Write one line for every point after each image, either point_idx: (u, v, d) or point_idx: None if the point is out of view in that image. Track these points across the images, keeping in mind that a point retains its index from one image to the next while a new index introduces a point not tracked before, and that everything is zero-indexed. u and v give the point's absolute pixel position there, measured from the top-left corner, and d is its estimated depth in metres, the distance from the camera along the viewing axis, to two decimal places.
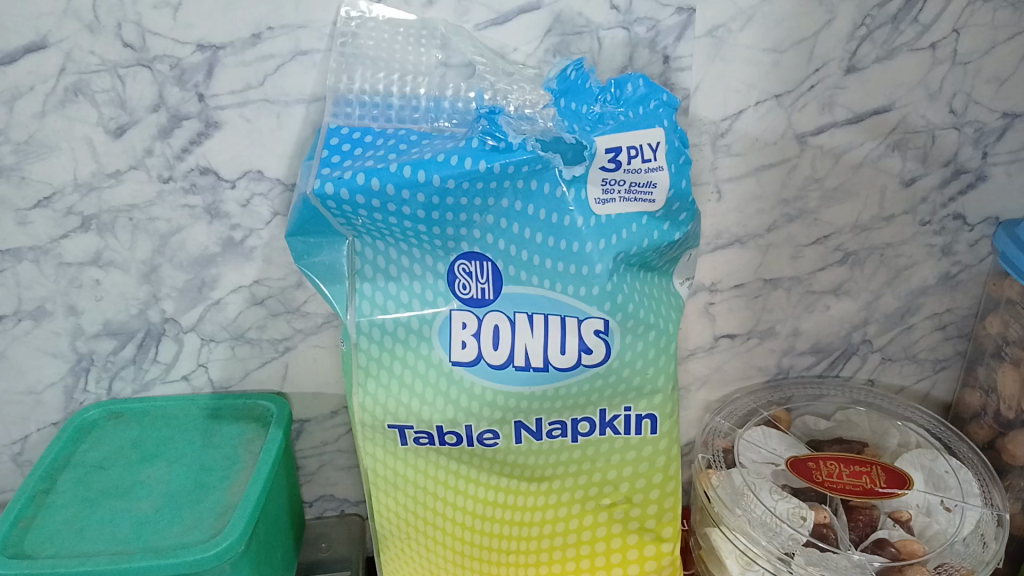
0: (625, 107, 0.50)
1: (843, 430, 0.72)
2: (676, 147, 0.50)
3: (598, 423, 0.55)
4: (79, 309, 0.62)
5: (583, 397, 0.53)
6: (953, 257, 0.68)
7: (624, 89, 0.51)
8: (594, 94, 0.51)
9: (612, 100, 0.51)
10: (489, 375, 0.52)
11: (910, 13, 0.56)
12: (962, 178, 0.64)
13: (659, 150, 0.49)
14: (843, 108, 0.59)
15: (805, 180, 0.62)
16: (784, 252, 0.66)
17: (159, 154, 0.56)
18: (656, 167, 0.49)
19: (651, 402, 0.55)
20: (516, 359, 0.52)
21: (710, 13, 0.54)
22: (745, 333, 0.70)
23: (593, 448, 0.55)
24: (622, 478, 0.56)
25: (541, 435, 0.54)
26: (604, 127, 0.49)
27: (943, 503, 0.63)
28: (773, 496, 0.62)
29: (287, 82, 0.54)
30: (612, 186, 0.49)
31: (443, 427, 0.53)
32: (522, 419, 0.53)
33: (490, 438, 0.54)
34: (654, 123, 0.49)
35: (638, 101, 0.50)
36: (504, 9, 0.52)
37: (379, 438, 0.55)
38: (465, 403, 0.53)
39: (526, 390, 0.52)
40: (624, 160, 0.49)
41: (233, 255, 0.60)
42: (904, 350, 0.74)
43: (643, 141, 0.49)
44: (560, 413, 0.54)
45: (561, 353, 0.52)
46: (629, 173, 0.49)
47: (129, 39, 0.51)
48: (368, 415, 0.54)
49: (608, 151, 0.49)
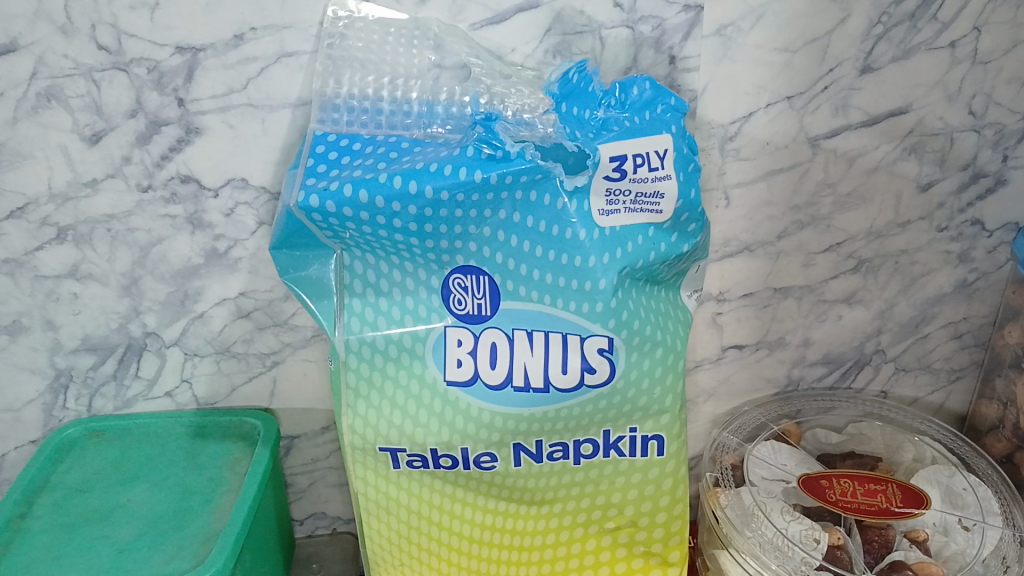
0: (630, 112, 0.48)
1: (856, 444, 0.69)
2: (684, 154, 0.47)
3: (602, 445, 0.52)
4: (57, 323, 0.59)
5: (585, 419, 0.50)
6: (970, 264, 0.65)
7: (629, 92, 0.48)
8: (598, 98, 0.48)
9: (616, 105, 0.48)
10: (485, 396, 0.49)
11: (929, 10, 0.53)
12: (981, 183, 0.61)
13: (666, 158, 0.46)
14: (858, 110, 0.56)
15: (818, 185, 0.59)
16: (794, 260, 0.63)
17: (138, 162, 0.53)
18: (663, 176, 0.46)
19: (657, 422, 0.52)
20: (515, 380, 0.49)
21: (719, 11, 0.51)
22: (754, 345, 0.67)
23: (596, 470, 0.53)
24: (626, 502, 0.54)
25: (541, 457, 0.51)
26: (609, 133, 0.47)
27: (961, 522, 0.60)
28: (785, 517, 0.59)
29: (271, 85, 0.51)
30: (618, 195, 0.46)
31: (438, 451, 0.51)
32: (521, 441, 0.50)
33: (488, 461, 0.51)
34: (660, 130, 0.46)
35: (644, 105, 0.48)
36: (501, 8, 0.49)
37: (371, 461, 0.52)
38: (461, 425, 0.50)
39: (526, 412, 0.49)
40: (630, 169, 0.46)
41: (217, 267, 0.57)
42: (918, 359, 0.71)
43: (649, 149, 0.46)
44: (563, 435, 0.51)
45: (563, 373, 0.48)
46: (635, 182, 0.46)
47: (104, 41, 0.48)
48: (358, 437, 0.51)
49: (612, 160, 0.46)
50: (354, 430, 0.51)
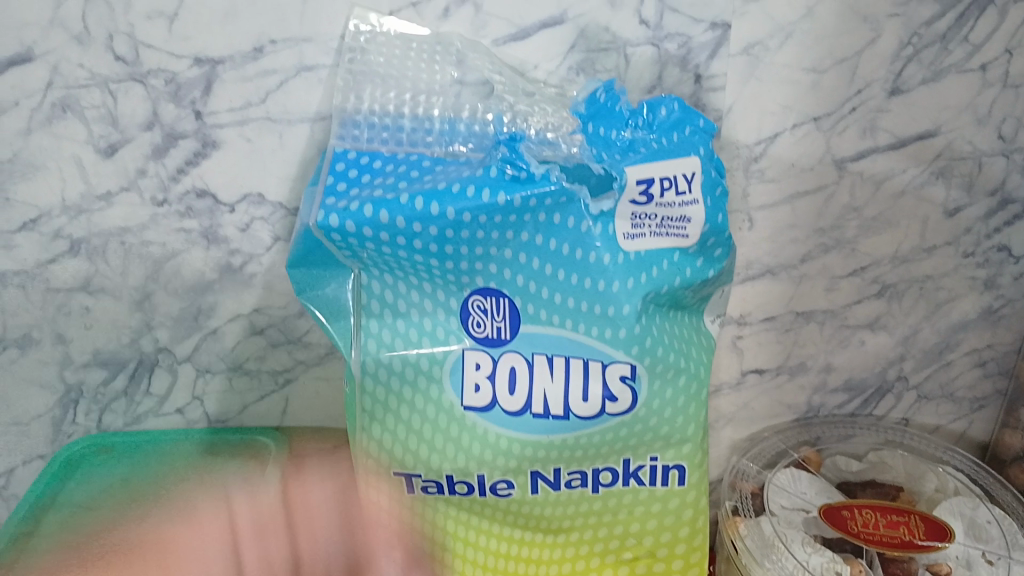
0: (657, 132, 0.47)
1: (876, 473, 0.67)
2: (712, 178, 0.46)
3: (622, 473, 0.50)
4: (68, 337, 0.58)
5: (605, 445, 0.49)
6: (996, 290, 0.64)
7: (657, 112, 0.47)
8: (626, 117, 0.47)
9: (644, 126, 0.47)
10: (503, 422, 0.48)
11: (960, 31, 0.52)
12: (1009, 209, 0.60)
13: (694, 181, 0.45)
14: (886, 132, 0.55)
15: (843, 209, 0.58)
16: (818, 285, 0.62)
17: (153, 175, 0.52)
18: (690, 200, 0.45)
19: (679, 451, 0.51)
20: (534, 407, 0.47)
21: (747, 29, 0.50)
22: (774, 369, 0.66)
23: (615, 499, 0.51)
24: (645, 533, 0.52)
25: (559, 484, 0.50)
26: (636, 155, 0.46)
27: (985, 556, 0.58)
28: (806, 548, 0.58)
29: (290, 99, 0.50)
30: (643, 220, 0.45)
31: (453, 477, 0.49)
32: (538, 468, 0.49)
33: (504, 488, 0.50)
34: (689, 151, 0.46)
35: (672, 126, 0.47)
36: (525, 24, 0.48)
37: (385, 486, 0.51)
38: (477, 451, 0.48)
39: (544, 438, 0.48)
40: (657, 192, 0.45)
41: (231, 282, 0.56)
42: (941, 387, 0.69)
43: (677, 171, 0.45)
44: (582, 462, 0.49)
45: (583, 401, 0.47)
46: (661, 206, 0.45)
47: (120, 52, 0.48)
48: (373, 460, 0.51)
49: (638, 183, 0.45)
50: (369, 454, 0.50)
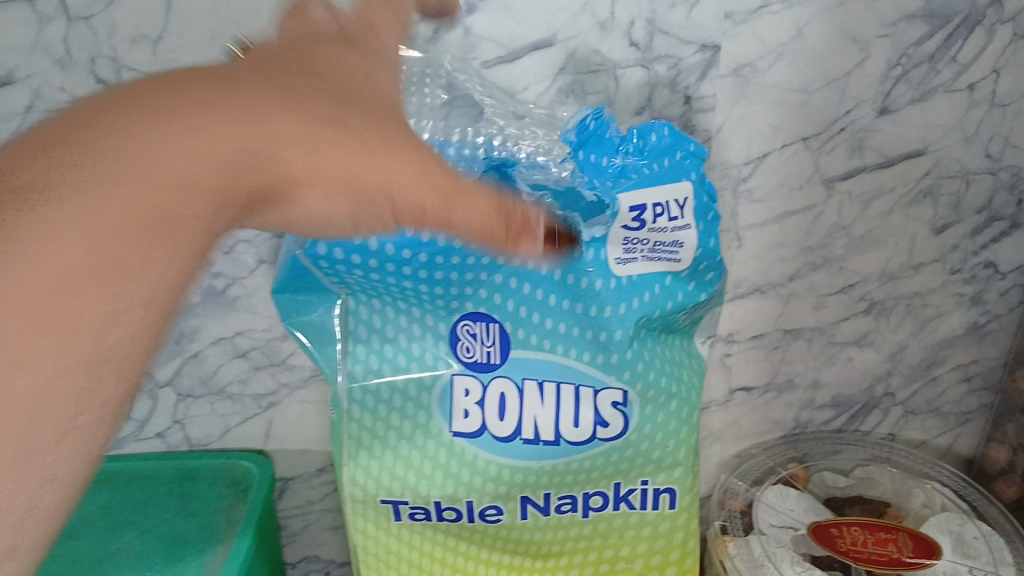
0: (648, 158, 0.45)
1: (863, 488, 0.67)
2: (704, 203, 0.45)
3: (613, 497, 0.50)
4: None
5: (594, 469, 0.49)
6: (982, 306, 0.64)
7: (648, 139, 0.45)
8: (616, 142, 0.45)
9: (635, 151, 0.45)
10: (494, 448, 0.48)
11: (949, 51, 0.51)
12: (995, 226, 0.60)
13: (686, 206, 0.45)
14: (874, 152, 0.55)
15: (832, 227, 0.58)
16: (806, 302, 0.62)
17: None
18: (683, 225, 0.45)
19: (670, 475, 0.50)
20: (524, 432, 0.48)
21: (737, 50, 0.49)
22: (762, 387, 0.66)
23: (605, 523, 0.51)
24: (635, 557, 0.52)
25: (549, 509, 0.50)
26: (627, 182, 0.45)
27: (973, 573, 0.58)
28: (796, 568, 0.58)
29: None
30: (635, 245, 0.45)
31: (442, 503, 0.49)
32: (529, 493, 0.49)
33: (493, 514, 0.50)
34: (681, 177, 0.45)
35: (663, 152, 0.45)
36: (515, 47, 0.48)
37: (372, 514, 0.50)
38: (467, 477, 0.48)
39: (535, 464, 0.48)
40: (649, 218, 0.45)
41: (212, 305, 0.55)
42: (928, 403, 0.70)
43: (670, 197, 0.45)
44: (572, 488, 0.49)
45: (574, 426, 0.47)
46: (654, 232, 0.45)
47: (101, 74, 0.46)
48: (359, 489, 0.49)
49: (632, 209, 0.45)
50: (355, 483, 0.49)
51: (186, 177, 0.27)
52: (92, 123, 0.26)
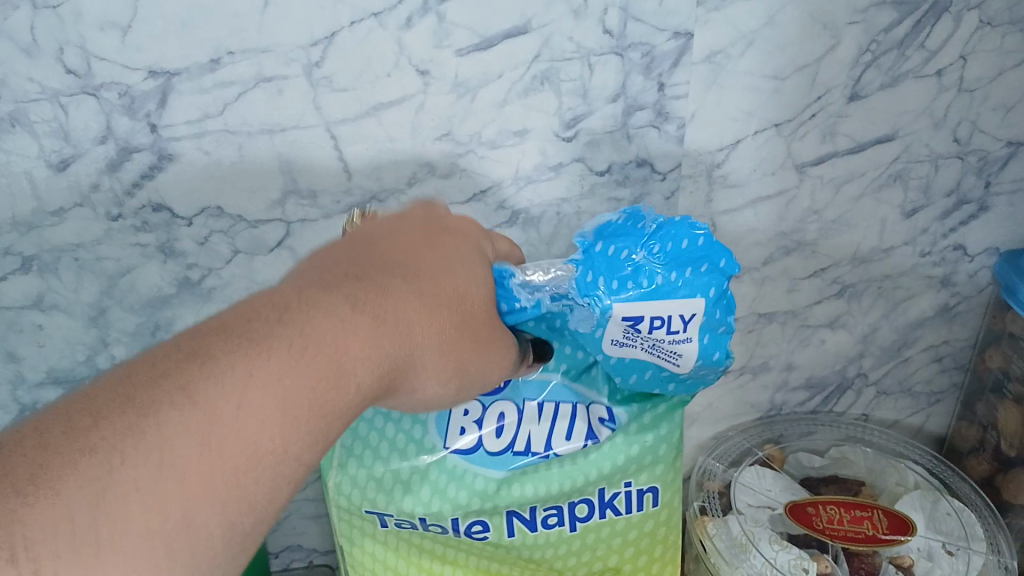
0: (668, 264, 0.38)
1: (838, 467, 0.69)
2: (713, 322, 0.39)
3: (598, 503, 0.52)
4: (20, 355, 0.57)
5: (572, 480, 0.51)
6: (952, 288, 0.65)
7: (677, 244, 0.39)
8: (643, 236, 0.39)
9: (661, 256, 0.38)
10: (485, 462, 0.51)
11: (917, 37, 0.52)
12: (964, 209, 0.61)
13: (691, 322, 0.39)
14: (845, 137, 0.56)
15: (804, 212, 0.59)
16: (779, 286, 0.62)
17: (107, 190, 0.50)
18: (683, 339, 0.39)
19: (652, 474, 0.52)
20: (517, 446, 0.51)
21: (709, 38, 0.50)
22: (738, 369, 0.67)
23: (593, 533, 0.52)
24: (624, 561, 0.54)
25: (534, 522, 0.52)
26: (637, 289, 0.38)
27: (946, 548, 0.60)
28: (774, 546, 0.59)
29: (248, 110, 0.49)
30: (631, 341, 0.40)
31: (427, 519, 0.51)
32: (514, 507, 0.51)
33: (480, 531, 0.51)
34: (689, 296, 0.38)
35: (684, 260, 0.39)
36: (489, 34, 0.48)
37: (358, 522, 0.52)
38: (453, 493, 0.51)
39: (520, 478, 0.51)
40: (645, 329, 0.39)
41: (189, 296, 0.57)
42: (900, 383, 0.71)
43: (672, 313, 0.38)
44: (557, 498, 0.51)
45: (565, 440, 0.51)
46: (649, 339, 0.39)
47: (72, 64, 0.45)
48: (345, 498, 0.52)
49: (628, 318, 0.39)
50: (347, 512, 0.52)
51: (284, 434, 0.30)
52: (240, 351, 0.31)
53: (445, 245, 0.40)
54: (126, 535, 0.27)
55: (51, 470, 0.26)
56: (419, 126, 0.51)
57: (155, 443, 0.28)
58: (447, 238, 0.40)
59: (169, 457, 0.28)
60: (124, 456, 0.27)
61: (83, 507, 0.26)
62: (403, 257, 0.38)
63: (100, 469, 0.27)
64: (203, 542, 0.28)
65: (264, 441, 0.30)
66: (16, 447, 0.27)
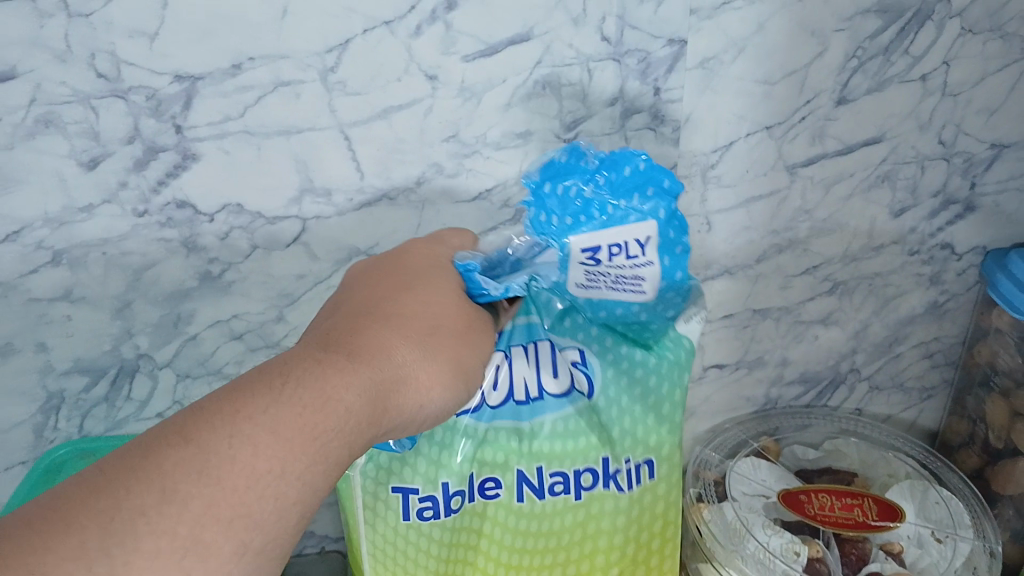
0: (616, 195, 0.46)
1: (832, 460, 0.71)
2: (669, 241, 0.47)
3: (602, 474, 0.53)
4: (48, 345, 0.59)
5: (576, 443, 0.52)
6: (941, 286, 0.68)
7: (621, 171, 0.46)
8: (589, 172, 0.46)
9: (607, 187, 0.46)
10: (490, 415, 0.52)
11: (901, 44, 0.55)
12: (951, 209, 0.64)
13: (647, 246, 0.47)
14: (834, 139, 0.58)
15: (795, 211, 0.61)
16: (772, 283, 0.65)
17: (134, 187, 0.53)
18: (644, 262, 0.48)
19: (646, 447, 0.53)
20: (516, 394, 0.52)
21: (702, 45, 0.53)
22: (734, 363, 0.70)
23: (597, 505, 0.54)
24: (625, 539, 0.55)
25: (543, 490, 0.53)
26: (590, 223, 0.47)
27: (934, 535, 0.63)
28: (766, 531, 0.61)
29: (266, 113, 0.52)
30: (598, 276, 0.49)
31: (449, 486, 0.52)
32: (523, 468, 0.52)
33: (492, 488, 0.53)
34: (640, 220, 0.46)
35: (633, 187, 0.46)
36: (493, 41, 0.51)
37: (381, 508, 0.53)
38: (467, 450, 0.52)
39: (525, 427, 0.52)
40: (607, 257, 0.48)
41: (209, 289, 0.59)
42: (891, 378, 0.73)
43: (629, 238, 0.47)
44: (563, 462, 0.52)
45: (554, 378, 0.52)
46: (613, 267, 0.48)
47: (102, 69, 0.48)
48: (371, 478, 0.53)
49: (589, 250, 0.47)
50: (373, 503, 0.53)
51: (267, 461, 0.35)
52: (225, 400, 0.36)
53: (391, 285, 0.45)
54: (140, 555, 0.31)
55: (78, 510, 0.31)
56: (427, 128, 0.54)
57: (161, 479, 0.33)
58: (396, 278, 0.45)
59: (171, 487, 0.32)
60: (131, 488, 0.32)
61: (98, 541, 0.31)
62: (361, 311, 0.43)
63: (139, 497, 0.32)
64: (219, 555, 0.33)
65: (262, 461, 0.35)
66: (59, 499, 0.32)
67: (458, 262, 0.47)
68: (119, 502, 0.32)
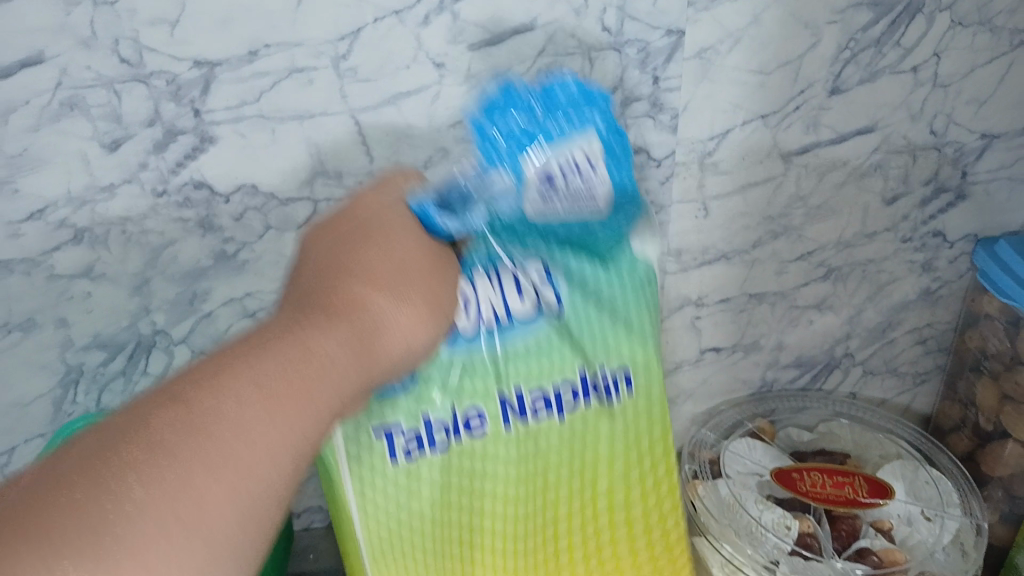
0: (554, 116, 0.43)
1: (826, 442, 0.73)
2: (614, 153, 0.45)
3: (583, 386, 0.51)
4: (69, 321, 0.62)
5: (550, 360, 0.50)
6: (932, 273, 0.70)
7: (555, 96, 0.44)
8: (525, 102, 0.44)
9: (543, 113, 0.43)
10: (460, 338, 0.48)
11: (893, 36, 0.57)
12: (943, 197, 0.66)
13: (595, 159, 0.44)
14: (828, 128, 0.60)
15: (790, 198, 0.63)
16: (768, 268, 0.67)
17: (153, 168, 0.56)
18: (595, 177, 0.44)
19: (623, 357, 0.51)
20: (484, 318, 0.49)
21: (700, 34, 0.55)
22: (731, 347, 0.71)
23: (583, 419, 0.52)
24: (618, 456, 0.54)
25: (525, 410, 0.50)
26: (535, 146, 0.43)
27: (924, 513, 0.65)
28: (759, 506, 0.64)
29: (281, 98, 0.54)
30: (552, 198, 0.45)
31: (429, 420, 0.50)
32: (505, 393, 0.50)
33: (477, 421, 0.50)
34: (583, 135, 0.43)
35: (569, 107, 0.44)
36: (498, 31, 0.53)
37: (366, 466, 0.51)
38: (444, 376, 0.49)
39: (500, 348, 0.49)
40: (557, 179, 0.44)
41: (225, 269, 0.62)
42: (885, 363, 0.76)
43: (576, 155, 0.43)
44: (541, 379, 0.50)
45: (520, 300, 0.49)
46: (565, 188, 0.44)
47: (125, 54, 0.50)
48: (354, 439, 0.50)
49: (537, 174, 0.44)
50: (357, 454, 0.50)
51: (251, 406, 0.35)
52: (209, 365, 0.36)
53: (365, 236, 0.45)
54: (131, 505, 0.31)
55: (69, 472, 0.31)
56: (434, 114, 0.56)
57: (145, 438, 0.33)
58: (352, 234, 0.44)
59: (157, 441, 0.33)
60: (117, 447, 0.32)
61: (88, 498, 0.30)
62: (336, 263, 0.43)
63: (121, 458, 0.32)
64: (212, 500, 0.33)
65: (250, 415, 0.35)
66: (51, 473, 0.31)
67: (415, 205, 0.46)
68: (105, 477, 0.31)
